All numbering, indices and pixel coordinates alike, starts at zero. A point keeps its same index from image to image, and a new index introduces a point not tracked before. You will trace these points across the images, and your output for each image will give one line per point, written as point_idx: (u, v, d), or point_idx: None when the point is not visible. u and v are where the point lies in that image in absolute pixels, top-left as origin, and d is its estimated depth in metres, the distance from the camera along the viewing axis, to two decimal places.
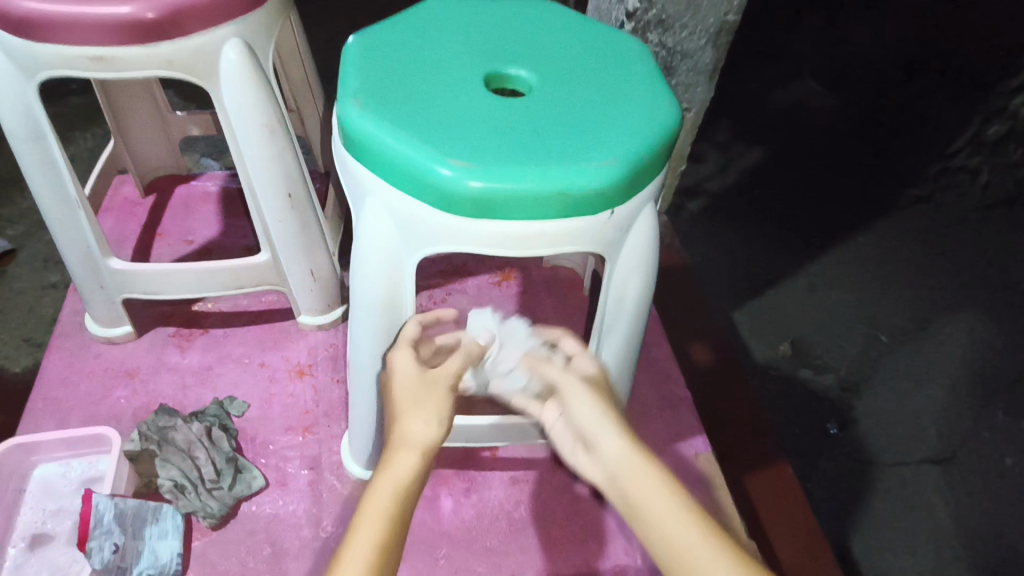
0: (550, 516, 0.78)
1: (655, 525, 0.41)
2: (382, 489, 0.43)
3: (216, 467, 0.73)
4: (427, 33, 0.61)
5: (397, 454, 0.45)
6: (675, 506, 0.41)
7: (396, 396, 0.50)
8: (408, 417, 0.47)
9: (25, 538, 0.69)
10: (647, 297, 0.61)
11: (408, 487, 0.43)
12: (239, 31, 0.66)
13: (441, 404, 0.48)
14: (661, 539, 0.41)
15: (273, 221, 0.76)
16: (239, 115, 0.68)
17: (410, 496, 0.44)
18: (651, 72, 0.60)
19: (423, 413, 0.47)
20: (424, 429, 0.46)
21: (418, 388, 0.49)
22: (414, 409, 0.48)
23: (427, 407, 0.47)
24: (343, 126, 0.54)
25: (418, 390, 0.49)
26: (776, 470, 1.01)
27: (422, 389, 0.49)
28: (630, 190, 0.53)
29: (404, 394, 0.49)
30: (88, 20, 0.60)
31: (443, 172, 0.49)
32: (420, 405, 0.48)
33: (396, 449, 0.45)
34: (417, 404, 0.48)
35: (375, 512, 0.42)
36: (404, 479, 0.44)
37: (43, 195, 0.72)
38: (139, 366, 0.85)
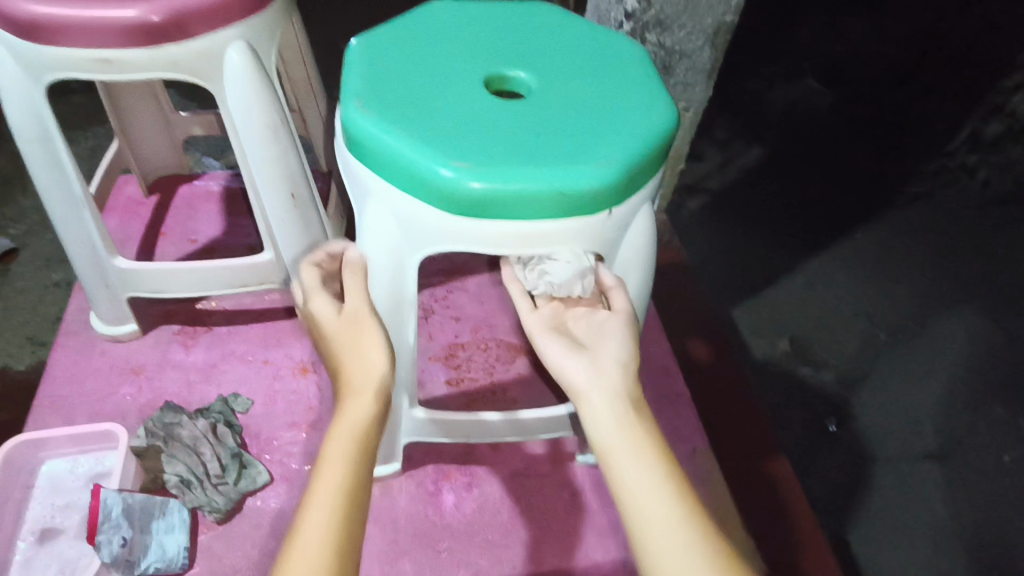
0: (549, 510, 0.79)
1: (619, 439, 0.46)
2: (346, 428, 0.47)
3: (221, 462, 0.75)
4: (429, 35, 0.62)
5: (355, 394, 0.49)
6: (645, 432, 0.47)
7: (334, 343, 0.54)
8: (353, 360, 0.52)
9: (35, 532, 0.71)
10: (645, 295, 0.62)
11: (369, 421, 0.48)
12: (243, 33, 0.67)
13: (378, 333, 0.53)
14: (622, 451, 0.46)
15: (276, 221, 0.77)
16: (242, 116, 0.69)
17: (373, 424, 0.49)
18: (647, 74, 0.61)
19: (367, 344, 0.52)
20: (374, 363, 0.52)
21: (348, 333, 0.54)
22: (356, 350, 0.52)
23: (368, 346, 0.52)
24: (347, 128, 0.55)
25: (354, 334, 0.53)
26: (776, 466, 1.02)
27: (358, 328, 0.54)
28: (628, 189, 0.54)
29: (339, 338, 0.54)
30: (94, 23, 0.61)
31: (444, 173, 0.50)
32: (359, 345, 0.53)
33: (349, 390, 0.50)
34: (357, 347, 0.53)
35: (346, 443, 0.46)
36: (365, 415, 0.49)
37: (49, 195, 0.73)
38: (145, 363, 0.86)
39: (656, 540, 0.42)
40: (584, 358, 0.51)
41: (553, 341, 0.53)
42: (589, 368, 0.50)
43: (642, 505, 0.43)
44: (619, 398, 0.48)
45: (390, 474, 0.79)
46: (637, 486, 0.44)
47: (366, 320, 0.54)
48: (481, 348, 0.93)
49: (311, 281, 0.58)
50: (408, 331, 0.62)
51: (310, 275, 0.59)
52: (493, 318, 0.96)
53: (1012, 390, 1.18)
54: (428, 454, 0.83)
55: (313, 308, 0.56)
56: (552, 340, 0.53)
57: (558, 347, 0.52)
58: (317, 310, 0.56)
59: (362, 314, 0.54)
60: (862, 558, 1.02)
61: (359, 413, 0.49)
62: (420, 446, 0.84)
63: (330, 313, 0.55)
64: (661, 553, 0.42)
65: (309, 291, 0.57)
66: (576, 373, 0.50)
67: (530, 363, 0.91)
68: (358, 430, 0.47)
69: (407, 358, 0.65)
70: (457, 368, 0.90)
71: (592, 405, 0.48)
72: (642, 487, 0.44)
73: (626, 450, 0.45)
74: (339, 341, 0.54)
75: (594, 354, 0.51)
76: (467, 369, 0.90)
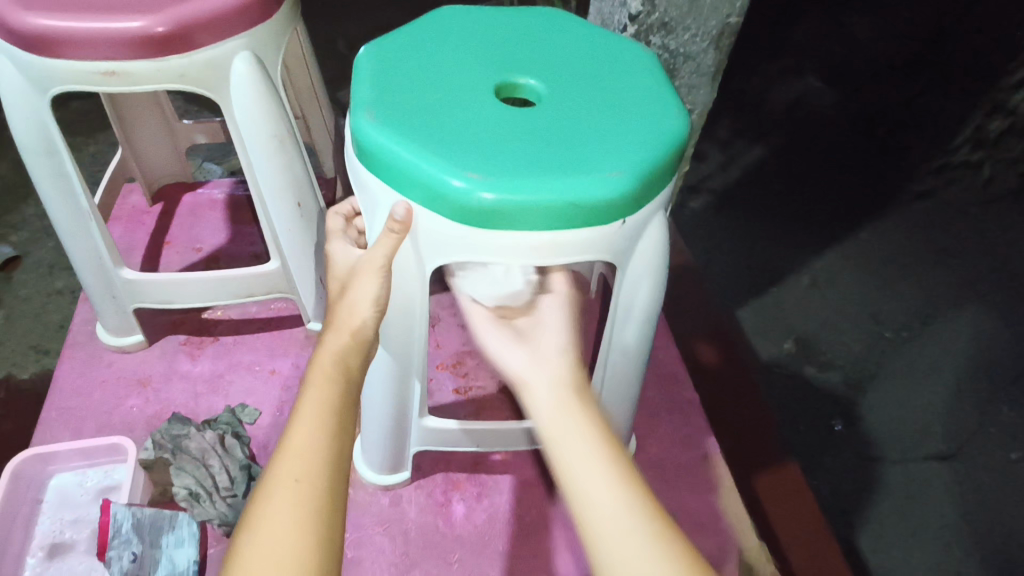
0: (563, 520, 0.79)
1: (562, 428, 0.49)
2: (323, 360, 0.52)
3: (231, 475, 0.74)
4: (438, 42, 0.61)
5: (338, 330, 0.53)
6: (585, 416, 0.49)
7: (341, 279, 0.57)
8: (346, 300, 0.55)
9: (44, 547, 0.70)
10: (656, 302, 0.61)
11: (345, 359, 0.52)
12: (248, 43, 0.66)
13: (373, 281, 0.54)
14: (563, 435, 0.48)
15: (282, 230, 0.76)
16: (249, 127, 0.68)
17: (353, 359, 0.53)
18: (659, 81, 0.60)
19: (361, 287, 0.54)
20: (361, 310, 0.54)
21: (350, 275, 0.56)
22: (352, 291, 0.55)
23: (361, 289, 0.54)
24: (357, 139, 0.54)
25: (354, 276, 0.55)
26: (786, 468, 1.01)
27: (358, 269, 0.55)
28: (640, 199, 0.53)
29: (345, 277, 0.57)
30: (99, 36, 0.60)
31: (456, 184, 0.50)
32: (356, 287, 0.54)
33: (336, 327, 0.54)
34: (353, 286, 0.55)
35: (322, 368, 0.51)
36: (336, 353, 0.52)
37: (54, 207, 0.72)
38: (151, 374, 0.86)
39: (596, 517, 0.43)
40: (527, 355, 0.56)
41: (495, 334, 0.60)
42: (527, 360, 0.56)
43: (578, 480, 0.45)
44: (561, 387, 0.52)
45: (399, 483, 0.79)
46: (575, 465, 0.46)
47: (370, 269, 0.54)
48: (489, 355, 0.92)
49: (333, 228, 0.63)
50: (413, 341, 0.61)
51: (334, 221, 0.63)
52: None
53: (1021, 388, 1.18)
54: (437, 463, 0.83)
55: (330, 249, 0.61)
56: (493, 333, 0.60)
57: (498, 340, 0.59)
58: (333, 251, 0.60)
59: (367, 261, 0.54)
60: (872, 560, 1.01)
61: (330, 350, 0.52)
62: (429, 456, 0.83)
63: (345, 255, 0.59)
64: (603, 527, 0.43)
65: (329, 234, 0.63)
66: (515, 365, 0.55)
67: None
68: (338, 360, 0.52)
69: (416, 367, 0.64)
70: (465, 376, 0.90)
71: (530, 391, 0.52)
72: (581, 463, 0.46)
73: (564, 431, 0.48)
74: (343, 282, 0.56)
75: (534, 346, 0.57)
76: (475, 377, 0.89)
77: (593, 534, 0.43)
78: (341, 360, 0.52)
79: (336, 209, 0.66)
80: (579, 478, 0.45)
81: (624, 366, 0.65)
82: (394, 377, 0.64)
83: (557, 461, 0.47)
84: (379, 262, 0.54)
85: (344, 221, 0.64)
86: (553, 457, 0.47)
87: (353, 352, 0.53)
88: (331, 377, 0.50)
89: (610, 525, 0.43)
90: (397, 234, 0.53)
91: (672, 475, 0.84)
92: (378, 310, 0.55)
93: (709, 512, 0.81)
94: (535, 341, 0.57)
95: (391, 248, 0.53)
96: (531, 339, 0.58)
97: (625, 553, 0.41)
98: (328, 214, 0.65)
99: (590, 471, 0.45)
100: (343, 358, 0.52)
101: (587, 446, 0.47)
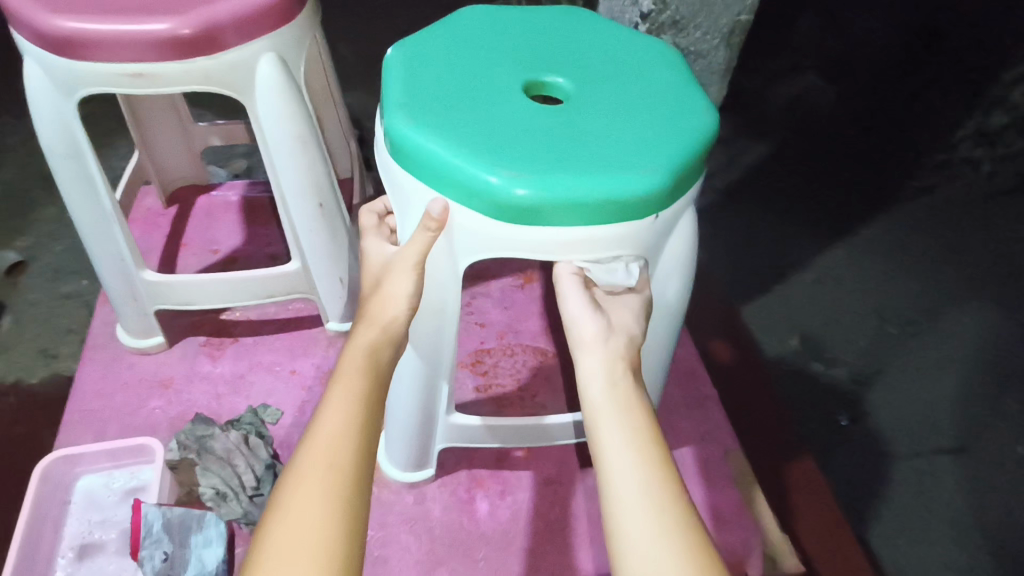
0: (588, 516, 0.79)
1: (608, 401, 0.51)
2: (354, 352, 0.52)
3: (256, 475, 0.75)
4: (466, 41, 0.62)
5: (370, 325, 0.54)
6: (632, 402, 0.51)
7: (376, 276, 0.58)
8: (380, 295, 0.55)
9: (74, 548, 0.70)
10: (685, 297, 0.62)
11: (375, 353, 0.53)
12: (273, 44, 0.67)
13: (407, 278, 0.55)
14: (609, 414, 0.50)
15: (304, 230, 0.77)
16: (274, 127, 0.69)
17: (383, 353, 0.53)
18: (686, 78, 0.60)
19: (394, 283, 0.55)
20: (393, 306, 0.55)
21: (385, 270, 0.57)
22: (385, 287, 0.55)
23: (395, 284, 0.55)
24: (391, 138, 0.54)
25: (387, 272, 0.56)
26: (800, 463, 1.01)
27: (392, 265, 0.56)
28: (672, 196, 0.54)
29: (380, 273, 0.57)
30: (127, 38, 0.60)
31: (492, 181, 0.50)
32: (390, 283, 0.55)
33: (369, 322, 0.54)
34: (387, 281, 0.55)
35: (352, 361, 0.52)
36: (366, 346, 0.53)
37: (78, 209, 0.72)
38: (173, 376, 0.86)
39: (623, 495, 0.46)
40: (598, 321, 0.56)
41: (574, 294, 0.55)
42: (603, 329, 0.55)
43: (613, 463, 0.47)
44: (616, 360, 0.54)
45: (423, 481, 0.79)
46: (613, 446, 0.48)
47: (404, 266, 0.55)
48: (507, 353, 0.92)
49: (367, 226, 0.64)
50: (444, 339, 0.61)
51: (367, 219, 0.64)
52: (518, 323, 0.96)
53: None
54: (460, 461, 0.83)
55: (365, 246, 0.61)
56: (575, 290, 0.55)
57: (581, 301, 0.55)
58: (367, 248, 0.61)
59: (401, 258, 0.55)
60: (881, 554, 1.02)
61: (361, 344, 0.53)
62: (453, 454, 0.84)
63: (379, 253, 0.60)
64: (627, 508, 0.45)
65: (362, 231, 0.63)
66: (588, 330, 0.55)
67: (557, 368, 0.91)
68: (369, 353, 0.52)
69: (445, 367, 0.65)
70: (485, 374, 0.90)
71: (590, 359, 0.54)
72: (621, 447, 0.48)
73: (611, 410, 0.50)
74: (378, 278, 0.57)
75: (608, 317, 0.56)
76: (495, 375, 0.90)
77: (618, 518, 0.45)
78: (372, 354, 0.52)
79: (369, 206, 0.66)
80: (615, 460, 0.47)
81: (649, 361, 0.66)
82: (424, 375, 0.65)
83: (600, 436, 0.49)
84: (413, 259, 0.54)
85: (378, 218, 0.64)
86: (596, 432, 0.50)
87: (384, 346, 0.54)
88: (362, 369, 0.51)
89: (634, 513, 0.44)
90: (433, 232, 0.54)
91: (692, 472, 0.84)
92: (411, 307, 0.55)
93: (730, 506, 0.81)
94: (609, 312, 0.56)
95: (425, 246, 0.54)
96: (606, 309, 0.56)
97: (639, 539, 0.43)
98: (360, 211, 0.65)
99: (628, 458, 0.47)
100: (373, 352, 0.53)
101: (629, 428, 0.49)
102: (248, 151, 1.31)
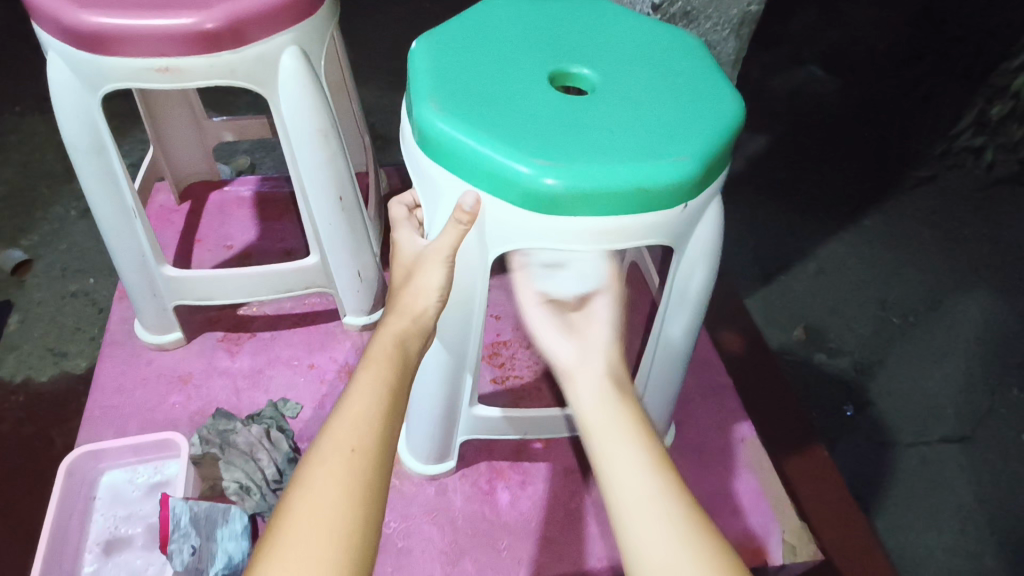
0: (608, 505, 0.80)
1: (599, 410, 0.53)
2: (382, 341, 0.53)
3: (279, 468, 0.76)
4: (491, 32, 0.62)
5: (399, 316, 0.55)
6: (627, 412, 0.53)
7: (407, 268, 0.58)
8: (410, 286, 0.56)
9: (101, 543, 0.70)
10: (710, 287, 0.62)
11: (402, 343, 0.53)
12: (296, 38, 0.67)
13: (438, 269, 0.55)
14: (607, 429, 0.51)
15: (324, 223, 0.77)
16: (296, 121, 0.69)
17: (409, 343, 0.54)
18: (712, 69, 0.60)
19: (425, 275, 0.55)
20: (424, 297, 0.55)
21: (416, 262, 0.57)
22: (415, 278, 0.56)
23: (426, 274, 0.55)
24: (420, 129, 0.54)
25: (418, 264, 0.56)
26: (812, 452, 1.02)
27: (424, 257, 0.56)
28: (702, 184, 0.54)
29: (411, 264, 0.58)
30: (153, 32, 0.60)
31: (524, 170, 0.50)
32: (419, 275, 0.56)
33: (398, 312, 0.55)
34: (419, 272, 0.56)
35: (379, 349, 0.52)
36: (395, 336, 0.53)
37: (100, 206, 0.72)
38: (191, 371, 0.86)
39: (625, 492, 0.47)
40: (574, 345, 0.60)
41: (545, 323, 0.63)
42: (576, 354, 0.59)
43: (620, 475, 0.48)
44: (602, 377, 0.56)
45: (443, 473, 0.79)
46: (612, 450, 0.50)
47: (436, 257, 0.55)
48: (523, 345, 0.93)
49: (396, 217, 0.64)
50: (471, 331, 0.62)
51: (397, 210, 0.65)
52: None
53: None
54: (480, 453, 0.84)
55: (397, 236, 0.62)
56: (545, 321, 0.63)
57: (551, 330, 0.62)
58: (399, 240, 0.61)
59: (432, 250, 0.56)
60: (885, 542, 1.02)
61: (390, 333, 0.54)
62: (472, 445, 0.84)
63: (411, 244, 0.60)
64: (629, 504, 0.46)
65: (393, 223, 0.64)
66: (565, 357, 0.59)
67: None
68: (396, 343, 0.53)
69: (470, 359, 0.66)
70: (502, 366, 0.90)
71: (576, 380, 0.57)
72: (627, 460, 0.49)
73: (607, 422, 0.52)
74: (409, 269, 0.58)
75: (583, 339, 0.61)
76: (512, 367, 0.90)
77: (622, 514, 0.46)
78: (400, 341, 0.53)
79: (398, 198, 0.67)
80: (616, 463, 0.49)
81: (674, 351, 0.66)
82: (449, 369, 0.66)
83: (596, 443, 0.51)
84: (446, 250, 0.55)
85: (407, 209, 0.65)
86: (594, 443, 0.51)
87: (411, 337, 0.54)
88: (392, 356, 0.52)
89: (639, 508, 0.46)
90: (465, 225, 0.54)
91: (708, 460, 0.85)
92: (440, 299, 0.56)
93: (747, 493, 0.82)
94: (582, 333, 0.61)
95: (456, 237, 0.54)
96: (578, 328, 0.62)
97: (647, 529, 0.45)
98: (389, 202, 0.66)
99: (632, 464, 0.48)
100: (401, 342, 0.53)
101: (625, 433, 0.51)
102: (251, 146, 1.32)
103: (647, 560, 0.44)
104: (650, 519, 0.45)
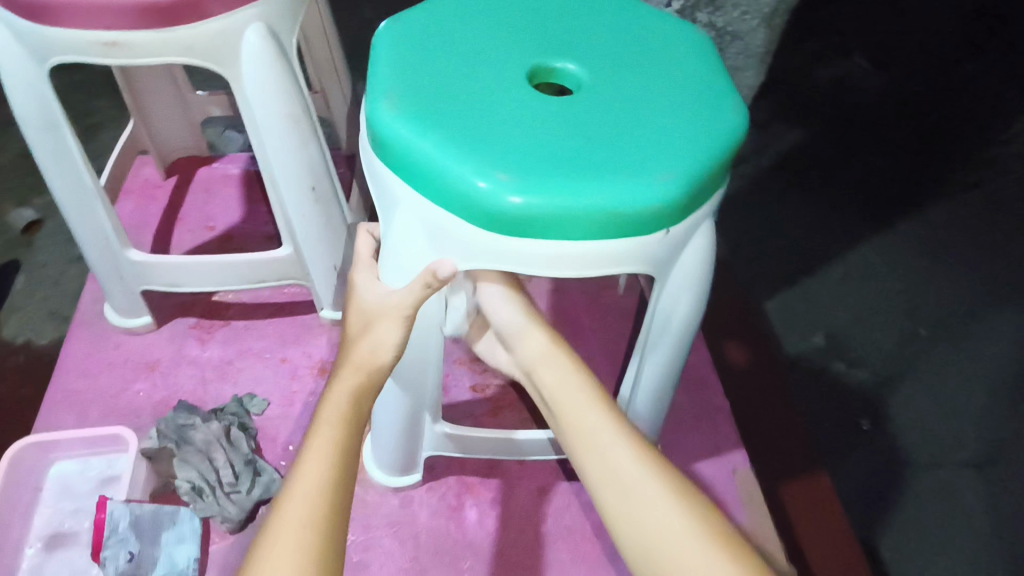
0: (581, 531, 0.75)
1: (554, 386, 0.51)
2: (327, 413, 0.47)
3: (235, 470, 0.71)
4: (469, 19, 0.55)
5: (350, 375, 0.50)
6: (579, 382, 0.51)
7: (363, 319, 0.52)
8: (365, 342, 0.51)
9: (44, 537, 0.68)
10: (698, 316, 0.56)
11: (348, 406, 0.48)
12: (263, 13, 0.61)
13: (396, 328, 0.50)
14: (564, 406, 0.50)
15: (295, 215, 0.72)
16: (263, 106, 0.63)
17: (362, 405, 0.49)
18: (716, 72, 0.53)
19: (382, 330, 0.51)
20: (378, 353, 0.51)
21: (375, 316, 0.51)
22: (370, 332, 0.51)
23: (383, 329, 0.50)
24: (374, 128, 0.49)
25: (377, 317, 0.51)
26: (814, 479, 0.91)
27: (382, 310, 0.51)
28: (689, 204, 0.48)
29: (368, 315, 0.52)
30: (100, 4, 0.55)
31: (482, 185, 0.45)
32: (376, 330, 0.51)
33: (350, 370, 0.50)
34: (374, 329, 0.51)
35: (328, 415, 0.47)
36: (344, 399, 0.48)
37: (58, 185, 0.68)
38: (159, 359, 0.83)
39: (596, 463, 0.47)
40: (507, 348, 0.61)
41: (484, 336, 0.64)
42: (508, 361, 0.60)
43: (592, 452, 0.48)
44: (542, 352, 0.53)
45: (410, 484, 0.75)
46: (580, 425, 0.49)
47: (394, 313, 0.50)
48: None
49: (361, 249, 0.57)
50: (430, 367, 0.60)
51: (363, 241, 0.58)
52: None
53: None
54: (450, 465, 0.79)
55: (355, 278, 0.55)
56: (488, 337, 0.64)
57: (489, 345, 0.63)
58: (359, 282, 0.54)
59: (391, 305, 0.50)
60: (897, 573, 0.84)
61: (340, 397, 0.48)
62: (444, 456, 0.80)
63: (371, 288, 0.53)
64: (602, 476, 0.47)
65: (357, 257, 0.57)
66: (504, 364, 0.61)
67: None
68: (343, 408, 0.48)
69: (430, 392, 0.63)
70: (482, 373, 0.85)
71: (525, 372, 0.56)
72: (595, 440, 0.48)
73: (566, 398, 0.50)
74: (365, 321, 0.52)
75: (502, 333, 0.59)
76: (493, 374, 0.85)
77: (600, 487, 0.47)
78: (354, 403, 0.48)
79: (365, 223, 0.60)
80: (586, 441, 0.48)
81: (659, 381, 0.60)
82: (406, 406, 0.64)
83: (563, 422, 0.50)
84: (406, 307, 0.49)
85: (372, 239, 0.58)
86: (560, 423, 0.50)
87: (361, 399, 0.49)
88: (342, 416, 0.47)
89: (613, 478, 0.46)
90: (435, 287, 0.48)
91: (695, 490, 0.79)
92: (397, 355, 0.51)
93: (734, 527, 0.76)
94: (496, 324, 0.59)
95: (420, 298, 0.49)
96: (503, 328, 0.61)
97: (626, 496, 0.45)
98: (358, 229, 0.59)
99: (600, 436, 0.48)
100: (349, 405, 0.48)
101: (585, 404, 0.49)
102: None
103: (627, 523, 0.45)
104: (626, 485, 0.46)
